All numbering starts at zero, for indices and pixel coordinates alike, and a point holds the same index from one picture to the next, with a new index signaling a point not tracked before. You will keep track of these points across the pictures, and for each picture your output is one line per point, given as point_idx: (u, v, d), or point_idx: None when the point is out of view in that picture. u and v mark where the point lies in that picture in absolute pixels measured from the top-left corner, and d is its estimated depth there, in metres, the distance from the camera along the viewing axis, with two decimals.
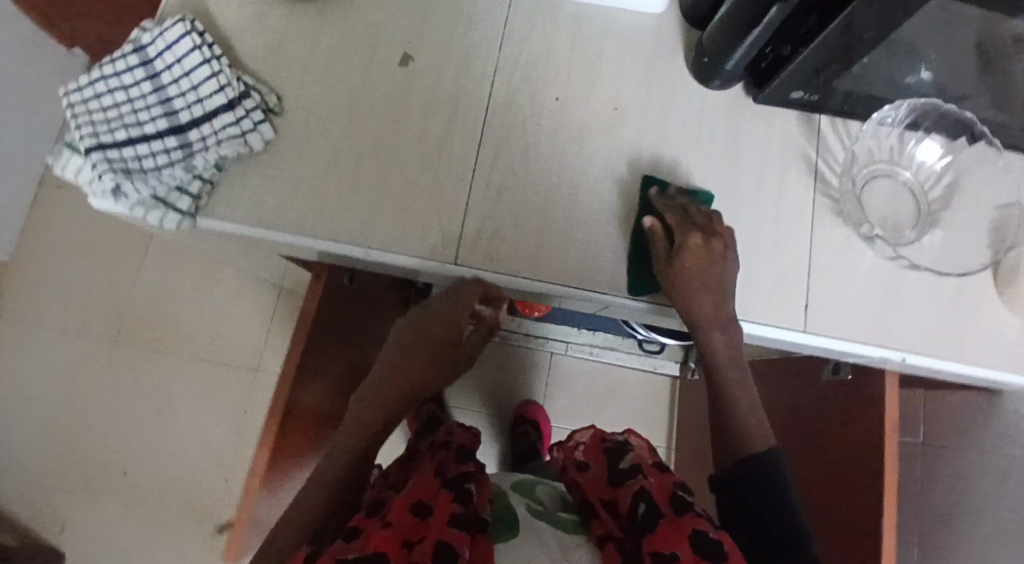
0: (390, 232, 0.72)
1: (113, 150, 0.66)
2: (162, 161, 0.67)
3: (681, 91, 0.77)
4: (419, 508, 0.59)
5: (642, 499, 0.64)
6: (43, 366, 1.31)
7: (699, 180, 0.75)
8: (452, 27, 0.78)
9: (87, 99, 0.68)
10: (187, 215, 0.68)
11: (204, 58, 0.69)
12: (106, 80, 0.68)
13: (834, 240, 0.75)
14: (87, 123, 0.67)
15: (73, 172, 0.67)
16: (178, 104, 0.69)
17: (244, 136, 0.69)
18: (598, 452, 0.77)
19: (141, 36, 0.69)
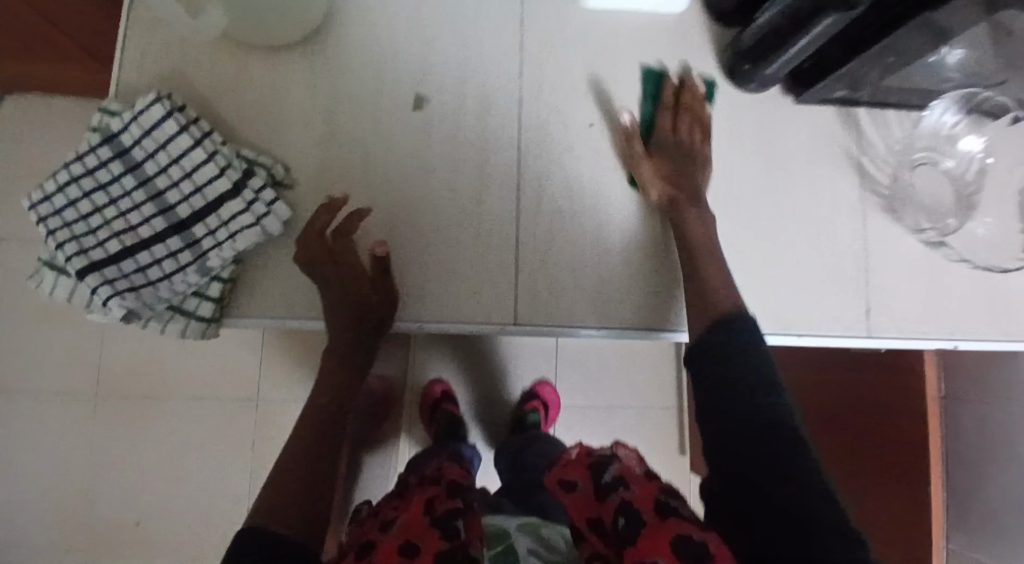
0: (440, 301, 0.65)
1: (110, 266, 0.57)
2: (171, 268, 0.58)
3: (719, 99, 0.73)
4: (404, 550, 0.52)
5: (624, 511, 0.53)
6: (32, 437, 1.31)
7: (750, 193, 0.72)
8: (464, 53, 0.69)
9: (59, 208, 0.58)
10: (212, 323, 0.59)
11: (192, 138, 0.58)
12: (80, 183, 0.58)
13: (887, 238, 0.74)
14: (68, 237, 0.57)
15: (64, 297, 0.57)
16: (173, 197, 0.58)
17: (258, 223, 0.59)
18: (585, 466, 0.62)
19: (110, 123, 0.58)
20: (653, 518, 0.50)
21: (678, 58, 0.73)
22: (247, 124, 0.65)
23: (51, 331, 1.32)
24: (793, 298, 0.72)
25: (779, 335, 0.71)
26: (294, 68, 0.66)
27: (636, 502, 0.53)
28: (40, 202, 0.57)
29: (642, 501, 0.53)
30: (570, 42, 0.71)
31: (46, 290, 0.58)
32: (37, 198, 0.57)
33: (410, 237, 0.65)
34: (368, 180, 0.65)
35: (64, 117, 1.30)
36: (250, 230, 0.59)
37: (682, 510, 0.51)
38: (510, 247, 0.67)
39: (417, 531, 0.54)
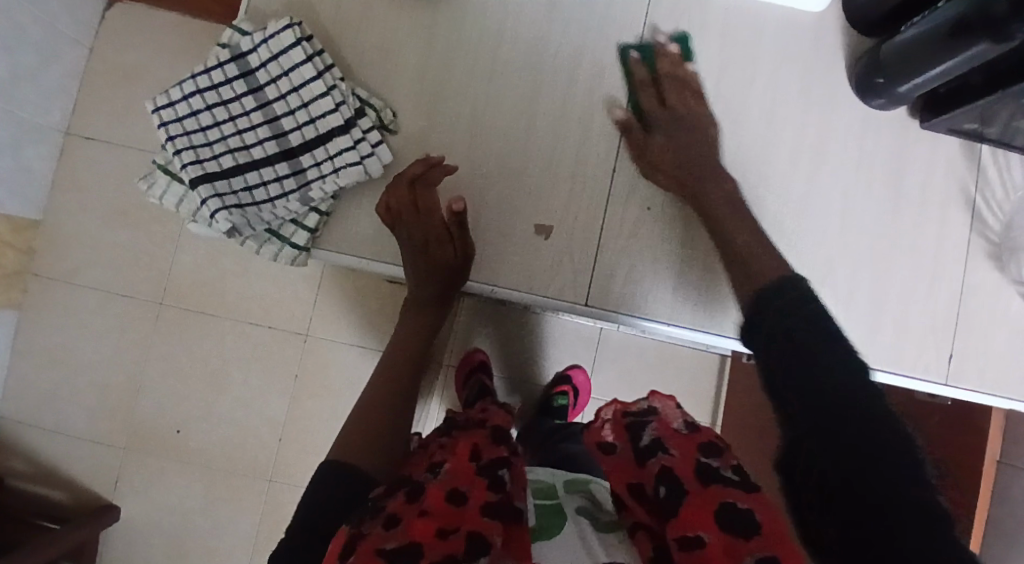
0: (519, 266, 0.65)
1: (221, 180, 0.59)
2: (275, 192, 0.60)
3: (838, 111, 0.70)
4: (452, 493, 0.51)
5: (665, 478, 0.52)
6: (93, 328, 1.38)
7: (851, 213, 0.70)
8: (585, 22, 0.68)
9: (181, 116, 0.60)
10: (303, 252, 0.61)
11: (314, 69, 0.60)
12: (203, 95, 0.60)
13: (985, 285, 0.71)
14: (186, 146, 0.59)
15: (174, 201, 0.61)
16: (287, 124, 0.60)
17: (362, 162, 0.60)
18: (622, 427, 0.61)
19: (241, 42, 0.60)
20: (696, 486, 0.50)
21: (802, 64, 0.70)
22: (362, 63, 0.66)
23: (127, 236, 1.38)
24: (878, 329, 0.69)
25: (850, 362, 0.69)
26: (418, 14, 0.67)
27: (677, 467, 0.52)
28: (164, 107, 0.60)
29: (682, 468, 0.52)
30: (694, 29, 0.69)
31: (158, 192, 0.61)
32: (162, 103, 0.59)
33: (501, 198, 0.66)
34: (469, 137, 0.66)
35: (172, 34, 1.35)
36: (354, 168, 0.60)
37: (721, 471, 0.51)
38: (597, 226, 0.66)
39: (465, 478, 0.53)
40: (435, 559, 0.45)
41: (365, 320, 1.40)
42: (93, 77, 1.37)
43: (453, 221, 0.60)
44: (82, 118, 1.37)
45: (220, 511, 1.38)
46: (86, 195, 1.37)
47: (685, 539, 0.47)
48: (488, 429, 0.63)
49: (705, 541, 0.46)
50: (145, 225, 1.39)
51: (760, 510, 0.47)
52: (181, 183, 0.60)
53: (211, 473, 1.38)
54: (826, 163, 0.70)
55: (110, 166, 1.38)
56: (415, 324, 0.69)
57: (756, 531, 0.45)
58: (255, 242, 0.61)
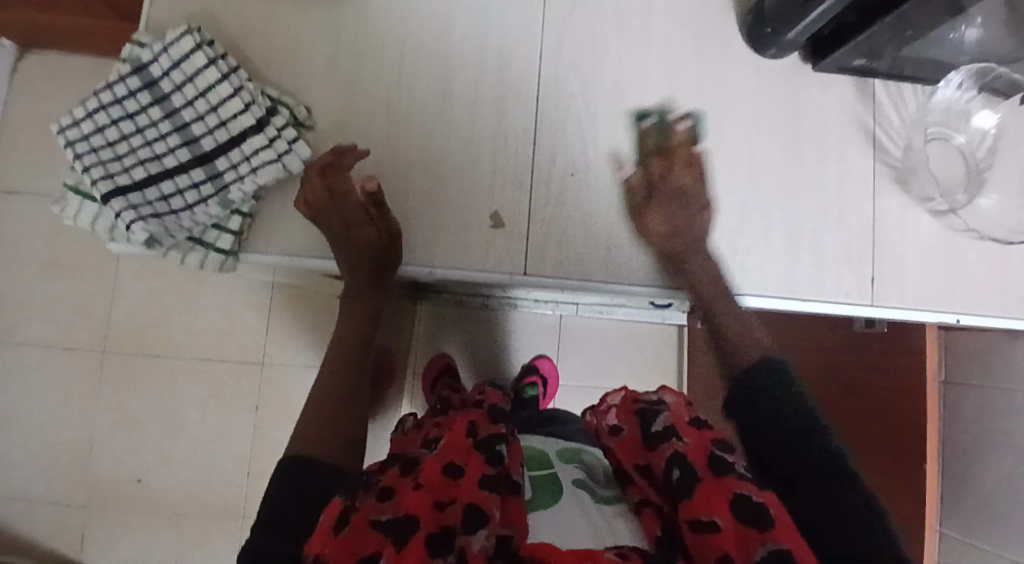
0: (454, 246, 0.66)
1: (135, 192, 0.58)
2: (193, 199, 0.59)
3: (737, 64, 0.74)
4: (448, 466, 0.50)
5: (678, 463, 0.52)
6: (34, 388, 1.33)
7: (764, 158, 0.73)
8: (485, 5, 0.70)
9: (87, 134, 0.59)
10: (230, 256, 0.61)
11: (219, 71, 0.60)
12: (106, 110, 0.59)
13: (895, 208, 0.75)
14: (94, 162, 0.58)
15: (88, 220, 0.59)
16: (197, 130, 0.59)
17: (279, 160, 0.60)
18: (630, 411, 0.62)
19: (140, 54, 0.59)
20: (709, 474, 0.49)
21: (699, 25, 0.73)
22: (268, 66, 0.66)
23: (60, 287, 1.34)
24: (802, 262, 0.72)
25: (781, 298, 0.72)
26: (319, 14, 0.67)
27: (690, 453, 0.52)
28: (69, 127, 0.59)
29: (695, 454, 0.52)
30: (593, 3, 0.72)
31: (71, 213, 0.60)
32: (65, 122, 0.58)
33: (427, 183, 0.67)
34: (387, 127, 0.67)
35: (81, 75, 1.33)
36: (272, 166, 0.60)
37: (737, 466, 0.51)
38: (525, 198, 0.68)
39: (460, 452, 0.52)
40: (431, 533, 0.44)
41: (321, 340, 1.38)
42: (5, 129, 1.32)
43: (369, 201, 0.60)
44: None
45: (196, 555, 1.34)
46: (10, 251, 1.33)
47: (696, 524, 0.46)
48: (485, 408, 0.63)
49: (719, 525, 0.46)
50: (78, 274, 1.34)
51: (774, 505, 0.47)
52: (94, 202, 0.59)
53: (181, 518, 1.34)
54: (734, 116, 0.73)
55: (35, 218, 1.33)
56: (354, 316, 0.68)
57: (770, 524, 0.45)
58: (180, 251, 0.60)
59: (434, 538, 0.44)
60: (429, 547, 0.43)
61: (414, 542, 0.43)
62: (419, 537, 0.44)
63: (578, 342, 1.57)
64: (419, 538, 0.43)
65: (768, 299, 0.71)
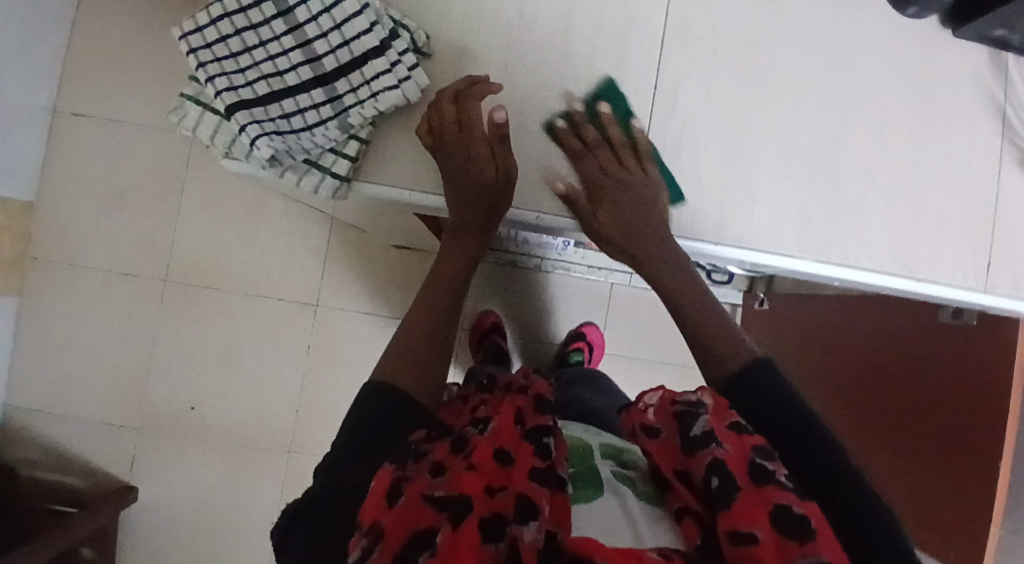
0: (562, 193, 0.64)
1: (258, 107, 0.58)
2: (313, 120, 0.58)
3: (871, 23, 0.69)
4: (500, 453, 0.47)
5: (716, 472, 0.46)
6: (95, 310, 1.35)
7: (888, 127, 0.69)
8: None
9: (210, 42, 0.58)
10: (343, 181, 0.60)
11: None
12: (230, 18, 0.57)
13: (1019, 192, 0.71)
14: (218, 73, 0.58)
15: (208, 132, 0.60)
16: (320, 48, 0.58)
17: (399, 83, 0.58)
18: (670, 415, 0.54)
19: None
20: (749, 484, 0.45)
21: None
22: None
23: (125, 214, 1.35)
24: (920, 238, 0.69)
25: (893, 275, 0.69)
26: None
27: (729, 462, 0.47)
28: (192, 34, 0.57)
29: (737, 464, 0.47)
30: None
31: (190, 123, 0.60)
32: (188, 28, 0.57)
33: (540, 125, 0.64)
34: (502, 63, 0.64)
35: (157, 4, 1.32)
36: (393, 93, 0.58)
37: (779, 477, 0.46)
38: (637, 148, 0.65)
39: (511, 439, 0.49)
40: (482, 516, 0.41)
41: (375, 287, 1.39)
42: (82, 49, 1.33)
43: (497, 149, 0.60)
44: (71, 94, 1.33)
45: (242, 486, 1.37)
46: (80, 175, 1.34)
47: (734, 536, 0.42)
48: (529, 395, 0.58)
49: (758, 539, 0.41)
50: (144, 202, 1.35)
51: (818, 520, 0.43)
52: (216, 114, 0.60)
53: (229, 449, 1.37)
54: (859, 80, 0.69)
55: (106, 143, 1.34)
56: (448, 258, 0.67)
57: (811, 538, 0.41)
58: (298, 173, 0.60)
59: (485, 523, 0.40)
60: (482, 532, 0.40)
61: (468, 524, 0.40)
62: (472, 521, 0.41)
63: (628, 312, 1.54)
64: (472, 522, 0.40)
65: (881, 275, 0.69)
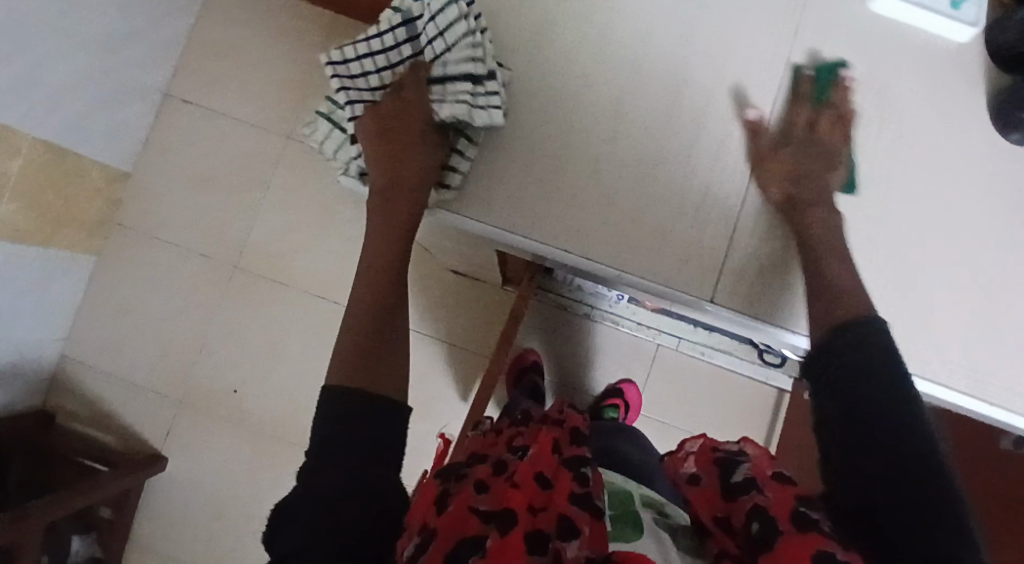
0: (646, 256, 0.66)
1: None
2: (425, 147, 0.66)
3: (973, 142, 0.70)
4: (541, 475, 0.50)
5: (758, 516, 0.48)
6: (165, 282, 1.43)
7: (979, 245, 0.69)
8: (728, 30, 0.70)
9: (354, 74, 0.68)
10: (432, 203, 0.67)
11: (470, 27, 0.65)
12: (372, 55, 0.67)
13: None
14: (356, 100, 0.68)
15: (336, 148, 0.70)
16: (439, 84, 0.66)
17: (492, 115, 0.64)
18: (709, 461, 0.61)
19: (410, 6, 0.65)
20: (790, 527, 0.45)
21: (940, 92, 0.70)
22: (516, 39, 0.70)
23: (210, 197, 1.43)
24: (1003, 360, 0.68)
25: (968, 394, 0.68)
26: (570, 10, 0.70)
27: (771, 506, 0.48)
28: (338, 64, 0.67)
29: (777, 508, 0.48)
30: (834, 47, 0.70)
31: (319, 137, 0.71)
32: (336, 57, 0.67)
33: (635, 187, 0.67)
34: (610, 123, 0.68)
35: (281, 13, 1.43)
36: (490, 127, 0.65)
37: (821, 522, 0.45)
38: (727, 225, 0.67)
39: (549, 464, 0.52)
40: (526, 530, 0.44)
41: (428, 307, 1.42)
42: (204, 44, 1.43)
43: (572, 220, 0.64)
44: (187, 81, 1.44)
45: (262, 476, 1.39)
46: (178, 155, 1.44)
47: None
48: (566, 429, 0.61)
49: None
50: (230, 189, 1.43)
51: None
52: (343, 133, 0.70)
53: (258, 437, 1.40)
54: (954, 194, 0.69)
55: (207, 130, 1.44)
56: None
57: None
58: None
59: (530, 537, 0.43)
60: (526, 544, 0.43)
61: (515, 534, 0.43)
62: (518, 532, 0.43)
63: (670, 377, 1.53)
64: (517, 532, 0.43)
65: (954, 393, 0.68)
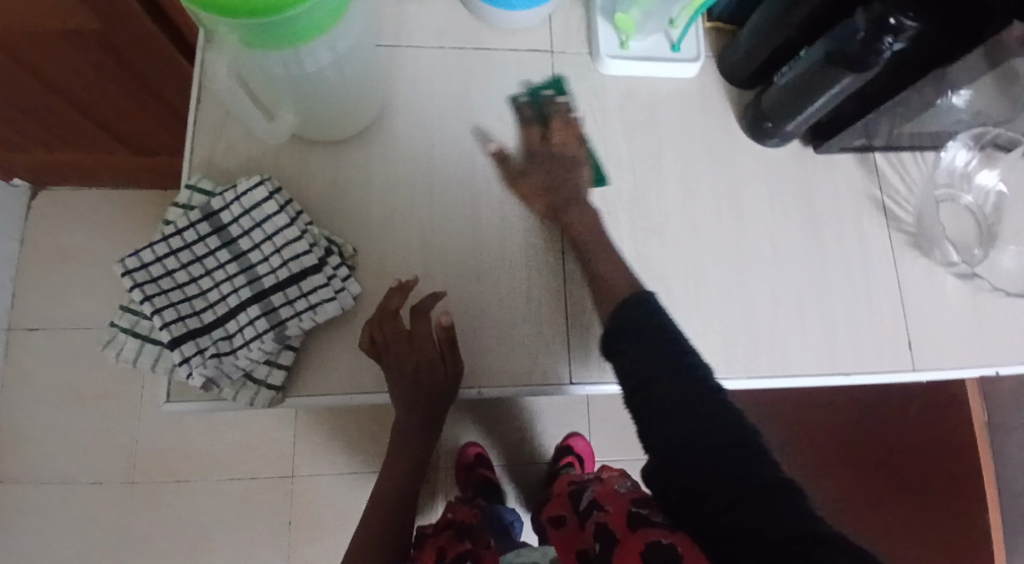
0: (501, 364, 0.67)
1: (204, 336, 0.58)
2: (251, 335, 0.58)
3: (741, 153, 0.77)
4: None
5: (597, 533, 0.55)
6: (54, 528, 1.25)
7: (784, 239, 0.76)
8: (504, 123, 0.73)
9: (156, 277, 0.59)
10: (279, 391, 0.59)
11: (190, 222, 0.60)
12: (176, 254, 0.59)
13: (916, 271, 0.78)
14: (164, 304, 0.58)
15: (149, 363, 0.58)
16: (262, 269, 0.60)
17: (348, 291, 0.61)
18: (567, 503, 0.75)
19: (210, 200, 0.60)
20: (622, 531, 0.51)
21: (699, 119, 0.77)
22: (303, 192, 0.67)
23: (78, 418, 1.29)
24: (840, 329, 0.74)
25: (820, 375, 0.73)
26: (349, 156, 0.68)
27: (610, 521, 0.54)
28: (135, 268, 0.58)
29: (614, 519, 0.54)
30: (603, 106, 0.76)
31: (130, 356, 0.58)
32: (134, 266, 0.58)
33: (464, 306, 0.67)
34: (422, 248, 0.67)
35: (101, 209, 1.37)
36: (331, 304, 0.60)
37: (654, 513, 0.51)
38: (561, 308, 0.69)
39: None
40: None
41: (350, 446, 1.33)
42: (27, 267, 1.33)
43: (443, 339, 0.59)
44: (17, 310, 1.32)
45: None
46: (29, 387, 1.29)
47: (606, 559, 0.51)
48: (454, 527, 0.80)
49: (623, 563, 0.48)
50: (101, 402, 1.30)
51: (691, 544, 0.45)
52: (157, 344, 0.58)
53: None
54: (746, 200, 0.76)
55: (54, 351, 1.31)
56: (397, 453, 0.65)
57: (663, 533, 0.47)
58: (232, 392, 0.58)
59: None
60: None
61: None
62: None
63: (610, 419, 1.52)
64: None
65: (812, 377, 0.72)
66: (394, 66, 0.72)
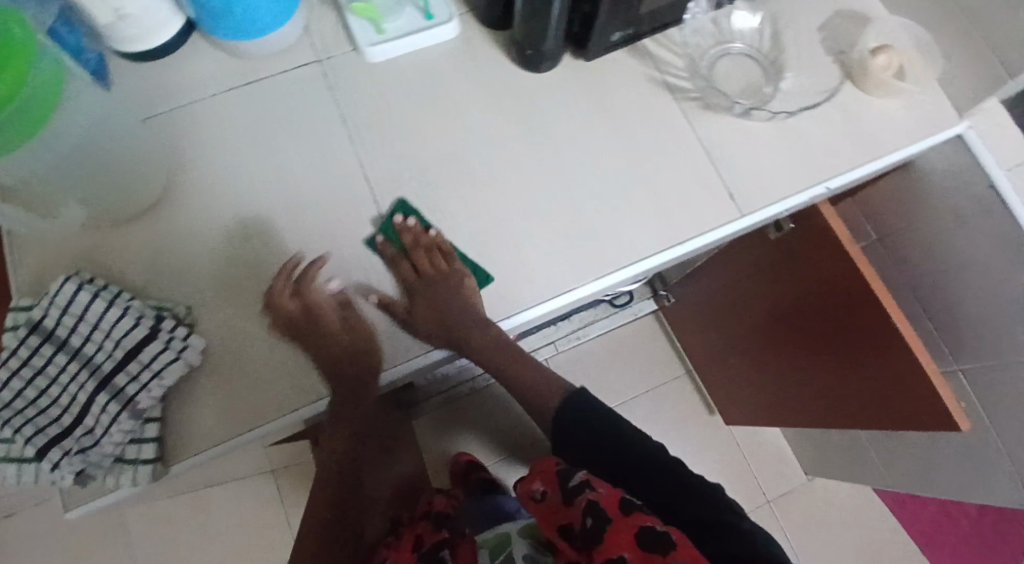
0: (365, 356, 0.70)
1: (67, 439, 0.61)
2: (107, 421, 0.61)
3: (522, 87, 0.83)
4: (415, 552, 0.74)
5: (590, 513, 0.63)
6: None
7: (589, 146, 0.81)
8: (296, 143, 0.77)
9: (8, 400, 0.62)
10: (157, 462, 0.63)
11: (20, 340, 0.63)
12: (18, 373, 0.62)
13: (716, 127, 0.83)
14: (24, 421, 0.61)
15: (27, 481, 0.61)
16: (99, 357, 0.63)
17: (191, 347, 0.65)
18: (549, 473, 0.71)
19: (31, 313, 0.64)
20: (618, 515, 0.62)
21: (472, 73, 0.82)
22: (127, 275, 0.70)
23: None
24: (664, 207, 0.79)
25: (659, 252, 0.78)
26: (158, 227, 0.71)
27: (602, 501, 0.64)
28: None
29: (607, 502, 0.64)
30: (382, 94, 0.80)
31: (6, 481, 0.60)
32: None
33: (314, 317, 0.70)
34: (256, 282, 0.71)
35: None
36: (175, 364, 0.63)
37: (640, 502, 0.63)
38: (402, 285, 0.73)
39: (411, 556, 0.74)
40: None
41: None
42: None
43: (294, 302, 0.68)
44: None
45: None
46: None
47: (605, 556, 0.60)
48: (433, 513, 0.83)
49: (626, 558, 0.59)
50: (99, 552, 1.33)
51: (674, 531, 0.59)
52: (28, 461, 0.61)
53: None
54: (541, 126, 0.81)
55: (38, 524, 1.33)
56: None
57: (672, 549, 0.57)
58: (112, 478, 0.63)
59: None
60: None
61: None
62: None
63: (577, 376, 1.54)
64: None
65: (652, 257, 0.78)
66: (176, 131, 0.76)
